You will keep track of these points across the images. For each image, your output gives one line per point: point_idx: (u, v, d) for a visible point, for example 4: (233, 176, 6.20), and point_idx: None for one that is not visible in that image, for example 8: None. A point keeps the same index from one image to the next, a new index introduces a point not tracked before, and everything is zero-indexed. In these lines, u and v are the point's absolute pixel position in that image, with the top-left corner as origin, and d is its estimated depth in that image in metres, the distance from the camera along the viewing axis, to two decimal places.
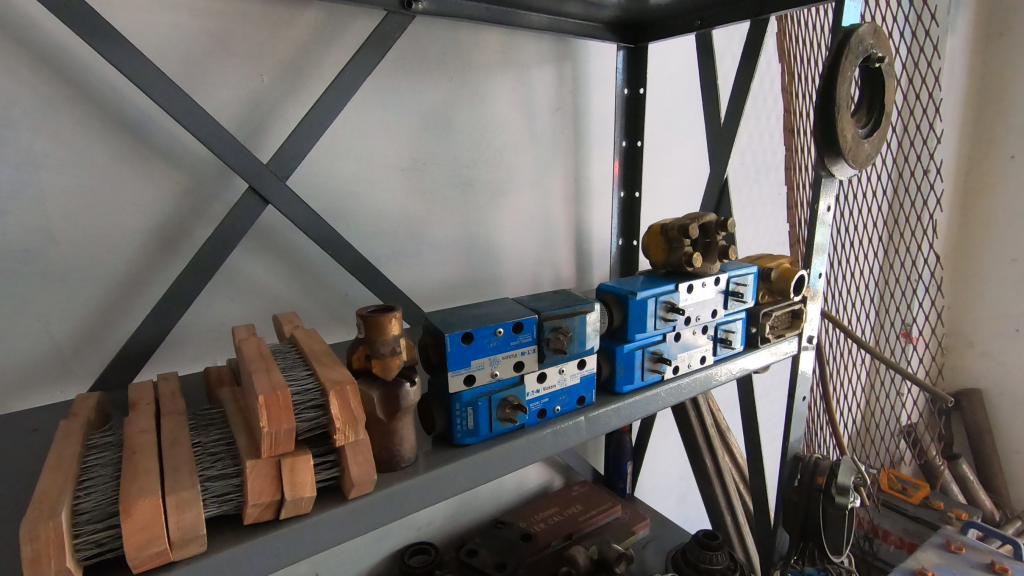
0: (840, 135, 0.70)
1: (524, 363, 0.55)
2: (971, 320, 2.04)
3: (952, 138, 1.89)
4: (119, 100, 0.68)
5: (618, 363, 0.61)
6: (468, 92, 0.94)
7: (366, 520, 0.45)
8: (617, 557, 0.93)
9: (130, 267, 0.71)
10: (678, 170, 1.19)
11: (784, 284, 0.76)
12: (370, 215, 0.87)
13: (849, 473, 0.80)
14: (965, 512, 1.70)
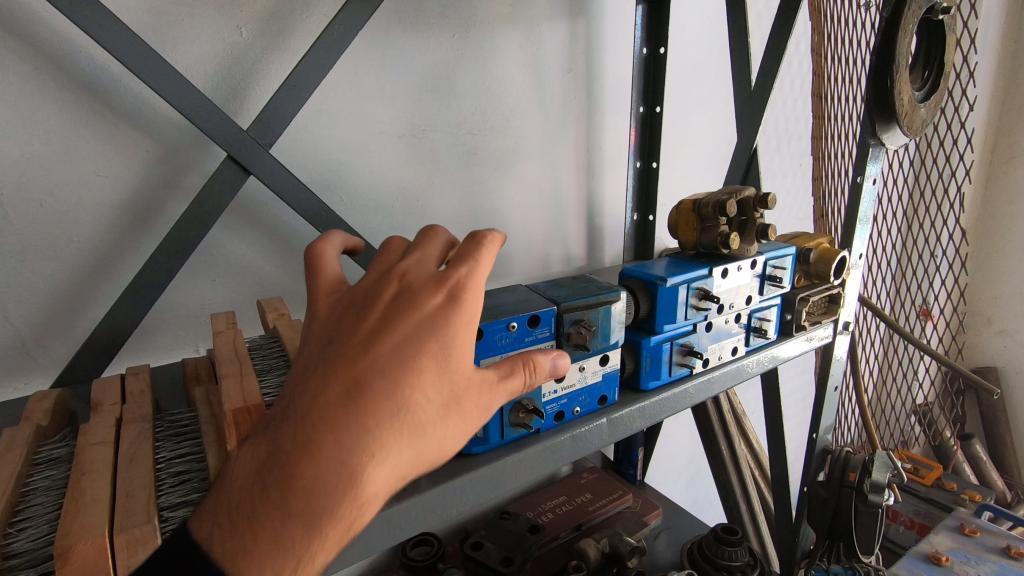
0: (897, 98, 0.62)
1: None
2: (991, 297, 1.97)
3: (983, 105, 1.78)
4: (74, 54, 0.59)
5: (638, 359, 0.55)
6: (472, 50, 0.85)
7: (360, 547, 0.39)
8: (631, 552, 0.87)
9: (96, 247, 0.64)
10: (697, 139, 1.10)
11: (823, 267, 0.68)
12: (364, 187, 0.80)
13: (884, 470, 0.75)
14: (979, 493, 1.66)
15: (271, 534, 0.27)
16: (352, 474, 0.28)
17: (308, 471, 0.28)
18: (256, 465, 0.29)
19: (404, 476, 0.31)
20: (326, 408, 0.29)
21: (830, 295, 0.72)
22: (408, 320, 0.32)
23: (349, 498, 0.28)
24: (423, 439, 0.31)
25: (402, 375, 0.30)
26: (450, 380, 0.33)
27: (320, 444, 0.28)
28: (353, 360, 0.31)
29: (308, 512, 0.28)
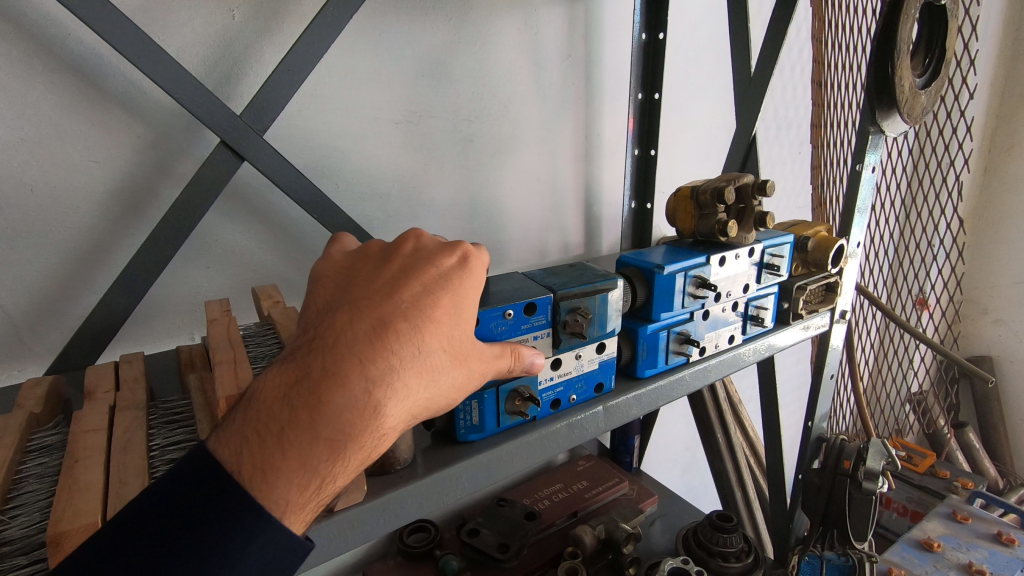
0: (898, 84, 0.61)
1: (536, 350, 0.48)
2: (988, 286, 1.98)
3: (983, 93, 1.77)
4: (63, 37, 0.58)
5: (636, 347, 0.55)
6: (469, 34, 0.83)
7: (355, 534, 0.39)
8: (626, 538, 0.88)
9: (89, 234, 0.63)
10: (695, 126, 1.09)
11: (821, 255, 0.68)
12: (360, 174, 0.79)
13: (879, 457, 0.75)
14: (971, 481, 1.68)
15: (298, 448, 0.31)
16: (375, 399, 0.33)
17: (336, 393, 0.32)
18: (284, 387, 0.32)
19: (414, 411, 0.36)
20: (355, 339, 0.33)
21: (828, 283, 0.72)
22: (425, 276, 0.37)
23: (369, 422, 0.33)
24: (434, 379, 0.36)
25: (421, 318, 0.35)
26: (459, 331, 0.38)
27: (345, 371, 0.32)
28: (379, 304, 0.35)
29: (333, 429, 0.32)
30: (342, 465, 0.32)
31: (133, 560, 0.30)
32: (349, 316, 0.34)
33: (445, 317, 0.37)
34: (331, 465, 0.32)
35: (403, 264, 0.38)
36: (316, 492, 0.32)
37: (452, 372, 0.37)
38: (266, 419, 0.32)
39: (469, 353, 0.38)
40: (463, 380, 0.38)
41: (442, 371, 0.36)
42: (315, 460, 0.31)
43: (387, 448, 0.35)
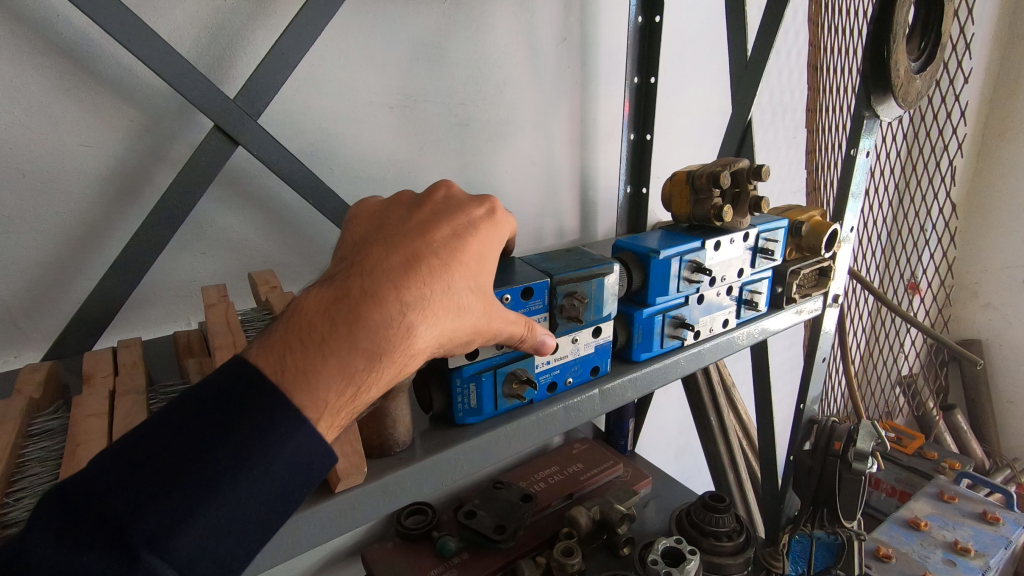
0: (893, 69, 0.61)
1: None
2: (979, 271, 2.00)
3: (978, 77, 1.77)
4: (52, 19, 0.57)
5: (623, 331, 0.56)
6: (464, 17, 0.83)
7: (356, 515, 0.40)
8: (620, 518, 0.90)
9: (83, 218, 0.63)
10: (691, 111, 1.09)
11: (814, 240, 0.69)
12: (355, 158, 0.78)
13: (869, 438, 0.76)
14: (959, 462, 1.71)
15: (336, 357, 0.34)
16: (409, 318, 0.36)
17: (375, 312, 0.35)
18: (326, 303, 0.35)
19: (440, 341, 0.39)
20: (393, 268, 0.37)
21: (821, 268, 0.73)
22: (455, 223, 0.42)
23: (402, 341, 0.35)
24: (460, 314, 0.39)
25: (451, 257, 0.39)
26: (483, 275, 0.41)
27: (384, 294, 0.35)
28: (414, 240, 0.39)
29: (369, 341, 0.34)
30: (373, 379, 0.35)
31: (161, 463, 0.30)
32: (386, 249, 0.38)
33: (472, 260, 0.41)
34: (365, 376, 0.35)
35: (435, 213, 0.42)
36: (347, 403, 0.35)
37: (477, 312, 0.41)
38: (306, 330, 0.34)
39: (491, 297, 0.42)
40: (486, 323, 0.41)
41: (468, 307, 0.40)
42: (350, 370, 0.34)
43: (413, 372, 0.38)
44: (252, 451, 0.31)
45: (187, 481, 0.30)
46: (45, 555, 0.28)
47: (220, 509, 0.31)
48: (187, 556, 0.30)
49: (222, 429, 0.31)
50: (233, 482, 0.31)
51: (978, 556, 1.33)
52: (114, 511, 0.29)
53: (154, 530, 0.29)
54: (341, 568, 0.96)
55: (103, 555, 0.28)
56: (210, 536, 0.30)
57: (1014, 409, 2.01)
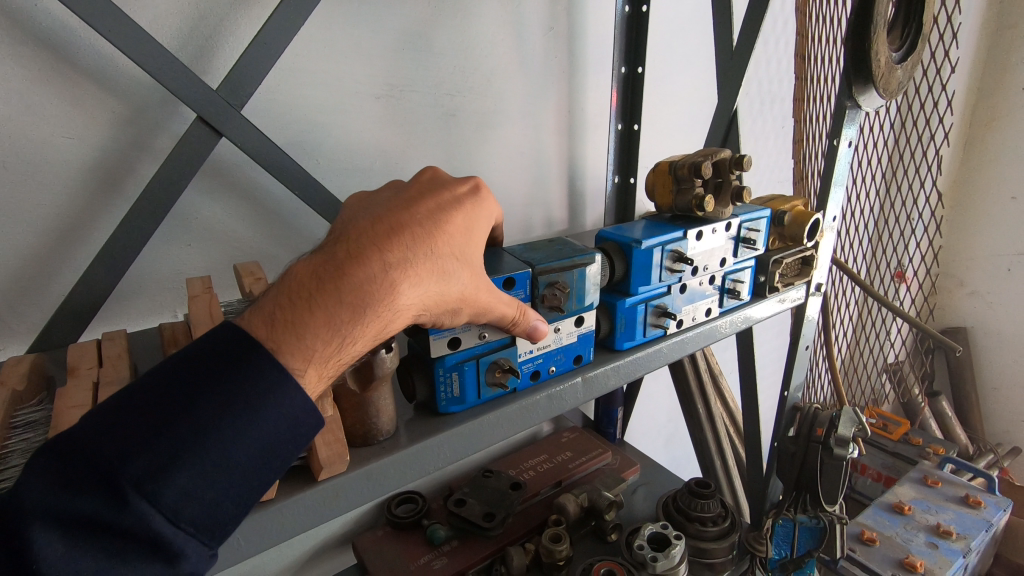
0: (874, 59, 0.62)
1: None
2: (965, 260, 2.02)
3: (966, 67, 1.78)
4: (30, 9, 0.57)
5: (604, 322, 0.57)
6: (450, 6, 0.82)
7: (340, 503, 0.40)
8: (608, 505, 0.91)
9: (66, 211, 0.63)
10: (678, 101, 1.09)
11: (797, 229, 0.69)
12: (340, 149, 0.78)
13: (850, 424, 0.78)
14: (943, 447, 1.73)
15: (322, 310, 0.35)
16: (393, 277, 0.37)
17: (358, 268, 0.36)
18: (315, 262, 0.37)
19: (424, 305, 0.40)
20: (378, 229, 0.38)
21: (804, 257, 0.74)
22: (442, 196, 0.44)
23: (387, 299, 0.37)
24: (445, 281, 0.41)
25: (436, 222, 0.41)
26: (468, 247, 0.43)
27: (368, 252, 0.37)
28: (400, 207, 0.41)
29: (353, 295, 0.36)
30: (356, 334, 0.36)
31: (150, 412, 0.32)
32: (373, 215, 0.40)
33: (458, 232, 0.43)
34: (349, 330, 0.36)
35: (423, 186, 0.45)
36: (330, 356, 0.36)
37: (462, 281, 0.42)
38: (295, 286, 0.36)
39: (477, 269, 0.43)
40: (471, 293, 0.43)
41: (453, 274, 0.41)
42: (334, 324, 0.35)
43: (396, 331, 0.39)
44: (240, 404, 0.33)
45: (173, 431, 0.31)
46: (40, 497, 0.29)
47: (206, 458, 0.32)
48: (175, 503, 0.31)
49: (211, 383, 0.33)
50: (219, 434, 0.32)
51: (959, 539, 1.36)
52: (102, 457, 0.30)
53: (143, 475, 0.30)
54: (332, 557, 0.97)
55: (96, 496, 0.30)
56: (196, 485, 0.31)
57: (997, 395, 2.04)
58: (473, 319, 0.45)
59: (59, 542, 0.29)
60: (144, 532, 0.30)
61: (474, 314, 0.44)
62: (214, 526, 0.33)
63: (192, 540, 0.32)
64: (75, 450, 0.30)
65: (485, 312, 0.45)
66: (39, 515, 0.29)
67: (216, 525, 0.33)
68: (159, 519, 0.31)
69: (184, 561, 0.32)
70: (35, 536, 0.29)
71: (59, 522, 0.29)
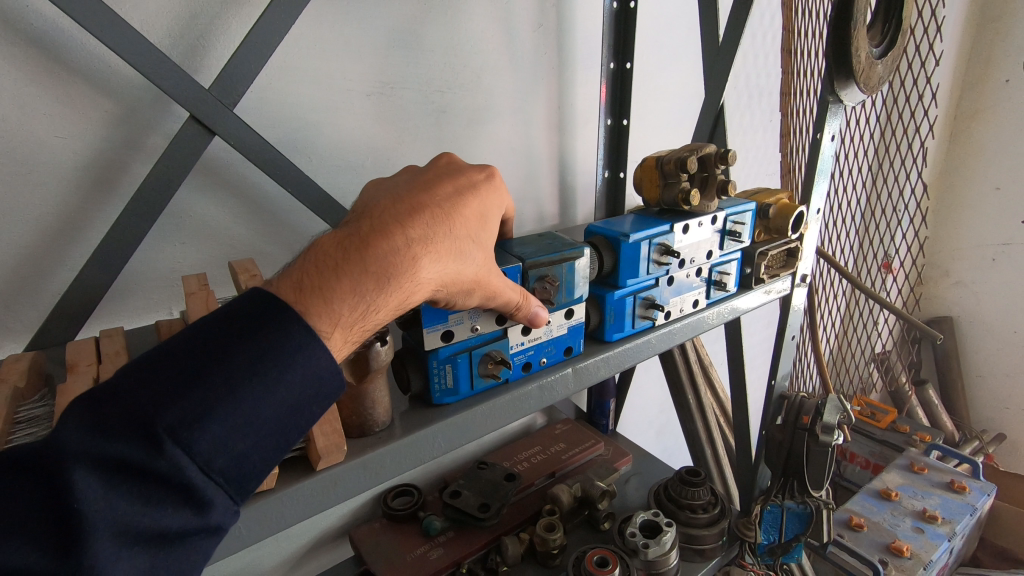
0: (854, 55, 0.63)
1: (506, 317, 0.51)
2: (950, 250, 2.05)
3: (950, 60, 1.81)
4: (22, 10, 0.57)
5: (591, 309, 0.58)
6: (440, 4, 0.83)
7: (338, 491, 0.42)
8: (601, 494, 0.93)
9: (62, 209, 0.63)
10: (667, 96, 1.11)
11: (781, 222, 0.71)
12: (333, 146, 0.79)
13: (835, 412, 0.80)
14: (929, 434, 1.77)
15: (350, 278, 0.37)
16: (416, 251, 0.40)
17: (384, 241, 0.39)
18: (342, 235, 0.39)
19: (442, 282, 0.42)
20: (401, 208, 0.41)
21: (789, 249, 0.75)
22: (458, 182, 0.46)
23: (409, 273, 0.39)
24: (462, 262, 0.43)
25: (453, 206, 0.44)
26: (482, 232, 0.46)
27: (393, 227, 0.39)
28: (420, 190, 0.43)
29: (380, 264, 0.38)
30: (381, 302, 0.38)
31: (183, 366, 0.33)
32: (397, 196, 0.42)
33: (473, 218, 0.45)
34: (373, 300, 0.38)
35: (440, 173, 0.47)
36: (355, 323, 0.37)
37: (477, 262, 0.45)
38: (323, 255, 0.38)
39: (489, 253, 0.46)
40: (484, 276, 0.45)
41: (468, 255, 0.44)
42: (361, 292, 0.37)
43: (414, 305, 0.41)
44: (267, 363, 0.34)
45: (205, 382, 0.33)
46: (81, 439, 0.30)
47: (235, 410, 0.33)
48: (206, 451, 0.32)
49: (238, 342, 0.34)
50: (249, 388, 0.33)
51: (945, 523, 1.39)
52: (138, 406, 0.31)
53: (178, 422, 0.31)
54: (330, 548, 0.98)
55: (133, 441, 0.31)
56: (227, 436, 0.33)
57: (982, 383, 2.08)
58: (484, 304, 0.47)
59: (97, 482, 0.30)
60: (177, 477, 0.31)
61: (484, 298, 0.47)
62: (241, 477, 0.34)
63: (220, 490, 0.33)
64: (112, 402, 0.31)
65: (496, 296, 0.47)
66: (77, 457, 0.30)
67: (242, 480, 0.34)
68: (192, 466, 0.32)
69: (212, 510, 0.33)
70: (75, 474, 0.30)
71: (96, 465, 0.30)
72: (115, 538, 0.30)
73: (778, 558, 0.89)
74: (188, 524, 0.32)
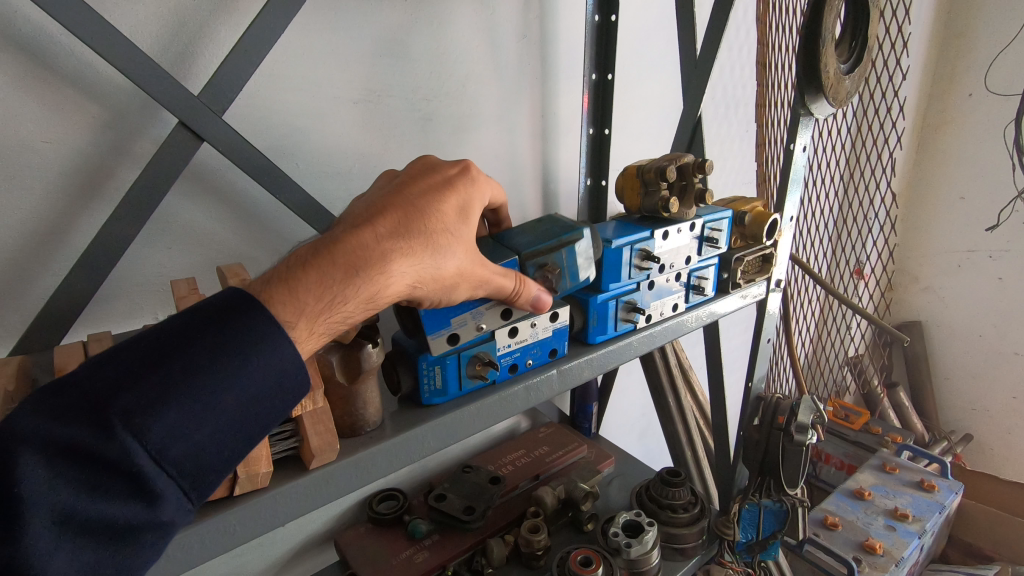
0: (823, 71, 0.66)
1: (511, 310, 0.53)
2: (919, 257, 2.13)
3: (917, 74, 1.88)
4: (10, 15, 0.57)
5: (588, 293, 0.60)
6: (427, 13, 0.85)
7: (330, 490, 0.42)
8: (584, 497, 0.95)
9: (44, 214, 0.63)
10: (648, 106, 1.14)
11: (757, 229, 0.74)
12: (321, 153, 0.80)
13: (808, 412, 0.83)
14: (900, 435, 1.82)
15: (319, 273, 0.39)
16: (384, 247, 0.41)
17: (351, 238, 0.40)
18: (317, 238, 0.42)
19: (418, 277, 0.43)
20: (372, 209, 0.43)
21: (764, 255, 0.78)
22: (436, 179, 0.48)
23: (379, 266, 0.40)
24: (440, 256, 0.44)
25: (426, 203, 0.45)
26: (463, 226, 0.47)
27: (361, 225, 0.41)
28: (394, 192, 0.46)
29: (346, 259, 0.40)
30: (349, 294, 0.39)
31: (142, 354, 0.34)
32: (372, 199, 0.45)
33: (451, 213, 0.47)
34: (340, 294, 0.39)
35: (421, 172, 0.49)
36: (323, 316, 0.39)
37: (457, 255, 0.46)
38: (298, 256, 0.40)
39: (470, 246, 0.47)
40: (465, 269, 0.46)
41: (445, 249, 0.45)
42: (328, 286, 0.38)
43: (389, 300, 0.42)
44: (232, 349, 0.35)
45: (167, 371, 0.34)
46: (36, 424, 0.31)
47: (196, 399, 0.34)
48: (160, 441, 0.33)
49: (202, 331, 0.35)
50: (211, 377, 0.34)
51: (915, 521, 1.44)
52: (96, 393, 0.32)
53: (134, 408, 0.32)
54: (314, 554, 0.98)
55: (85, 426, 0.31)
56: (182, 427, 0.33)
57: (950, 385, 2.15)
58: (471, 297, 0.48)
59: (44, 468, 0.31)
60: (128, 467, 0.32)
61: (471, 290, 0.48)
62: (196, 473, 0.34)
63: (172, 484, 0.34)
64: (80, 392, 0.32)
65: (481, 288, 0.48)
66: (31, 442, 0.31)
67: (197, 474, 0.34)
68: (143, 454, 0.32)
69: (162, 504, 0.33)
70: (23, 459, 0.30)
71: (48, 450, 0.31)
72: (57, 528, 0.31)
73: (755, 555, 0.93)
74: (137, 517, 0.32)
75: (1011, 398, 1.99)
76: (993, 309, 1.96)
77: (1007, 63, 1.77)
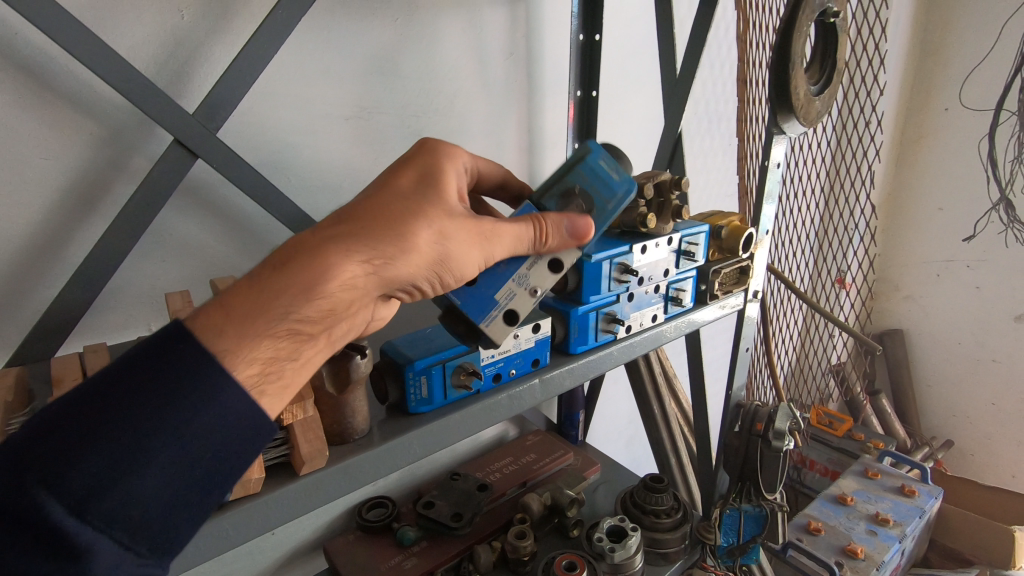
0: (794, 93, 0.70)
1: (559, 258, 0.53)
2: (900, 267, 2.18)
3: (895, 89, 1.94)
4: (11, 37, 0.59)
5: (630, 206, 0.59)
6: (416, 33, 0.88)
7: (319, 495, 0.44)
8: (570, 503, 0.96)
9: (41, 229, 0.65)
10: (631, 122, 1.18)
11: (733, 242, 0.76)
12: (313, 168, 0.82)
13: (785, 419, 0.86)
14: (882, 441, 1.86)
15: (246, 302, 0.37)
16: (317, 238, 0.39)
17: (286, 244, 0.39)
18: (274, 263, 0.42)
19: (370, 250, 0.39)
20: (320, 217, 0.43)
21: (741, 267, 0.81)
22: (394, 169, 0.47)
23: (321, 260, 0.38)
24: (406, 227, 0.41)
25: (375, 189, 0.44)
26: (424, 194, 0.44)
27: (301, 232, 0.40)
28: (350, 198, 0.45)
29: (277, 262, 0.38)
30: (280, 290, 0.36)
31: (66, 404, 0.34)
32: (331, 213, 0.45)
33: (408, 184, 0.45)
34: (274, 293, 0.37)
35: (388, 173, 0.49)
36: (256, 321, 0.36)
37: (421, 219, 0.42)
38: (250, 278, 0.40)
39: (433, 209, 0.43)
40: (448, 228, 0.43)
41: (397, 218, 0.41)
42: (256, 290, 0.37)
43: (341, 279, 0.38)
44: (154, 389, 0.34)
45: (84, 420, 0.33)
46: None
47: (117, 445, 0.33)
48: (79, 495, 0.32)
49: (121, 376, 0.34)
50: (143, 420, 0.33)
51: (896, 525, 1.47)
52: (19, 449, 0.32)
53: (51, 462, 0.32)
54: (304, 561, 0.99)
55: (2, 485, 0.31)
56: (102, 477, 0.32)
57: (932, 392, 2.19)
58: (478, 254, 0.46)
59: None
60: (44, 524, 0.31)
61: (473, 248, 0.45)
62: (127, 523, 0.33)
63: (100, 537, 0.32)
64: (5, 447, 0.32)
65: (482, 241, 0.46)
66: None
67: (126, 526, 0.33)
68: (59, 510, 0.31)
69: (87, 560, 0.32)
70: None
71: None
72: None
73: (736, 558, 0.92)
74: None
75: (990, 403, 2.04)
76: (972, 317, 2.02)
77: (981, 79, 1.83)
